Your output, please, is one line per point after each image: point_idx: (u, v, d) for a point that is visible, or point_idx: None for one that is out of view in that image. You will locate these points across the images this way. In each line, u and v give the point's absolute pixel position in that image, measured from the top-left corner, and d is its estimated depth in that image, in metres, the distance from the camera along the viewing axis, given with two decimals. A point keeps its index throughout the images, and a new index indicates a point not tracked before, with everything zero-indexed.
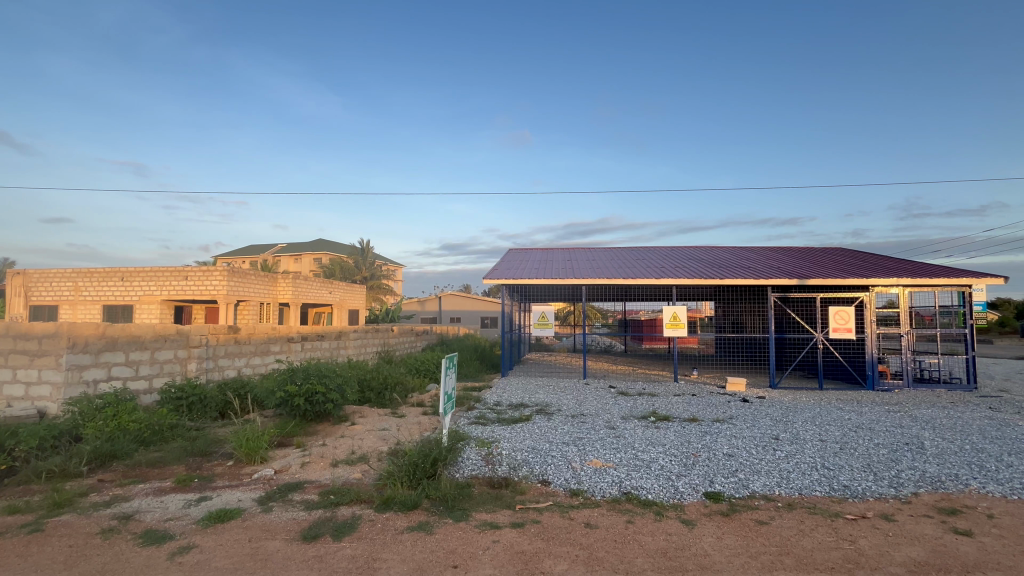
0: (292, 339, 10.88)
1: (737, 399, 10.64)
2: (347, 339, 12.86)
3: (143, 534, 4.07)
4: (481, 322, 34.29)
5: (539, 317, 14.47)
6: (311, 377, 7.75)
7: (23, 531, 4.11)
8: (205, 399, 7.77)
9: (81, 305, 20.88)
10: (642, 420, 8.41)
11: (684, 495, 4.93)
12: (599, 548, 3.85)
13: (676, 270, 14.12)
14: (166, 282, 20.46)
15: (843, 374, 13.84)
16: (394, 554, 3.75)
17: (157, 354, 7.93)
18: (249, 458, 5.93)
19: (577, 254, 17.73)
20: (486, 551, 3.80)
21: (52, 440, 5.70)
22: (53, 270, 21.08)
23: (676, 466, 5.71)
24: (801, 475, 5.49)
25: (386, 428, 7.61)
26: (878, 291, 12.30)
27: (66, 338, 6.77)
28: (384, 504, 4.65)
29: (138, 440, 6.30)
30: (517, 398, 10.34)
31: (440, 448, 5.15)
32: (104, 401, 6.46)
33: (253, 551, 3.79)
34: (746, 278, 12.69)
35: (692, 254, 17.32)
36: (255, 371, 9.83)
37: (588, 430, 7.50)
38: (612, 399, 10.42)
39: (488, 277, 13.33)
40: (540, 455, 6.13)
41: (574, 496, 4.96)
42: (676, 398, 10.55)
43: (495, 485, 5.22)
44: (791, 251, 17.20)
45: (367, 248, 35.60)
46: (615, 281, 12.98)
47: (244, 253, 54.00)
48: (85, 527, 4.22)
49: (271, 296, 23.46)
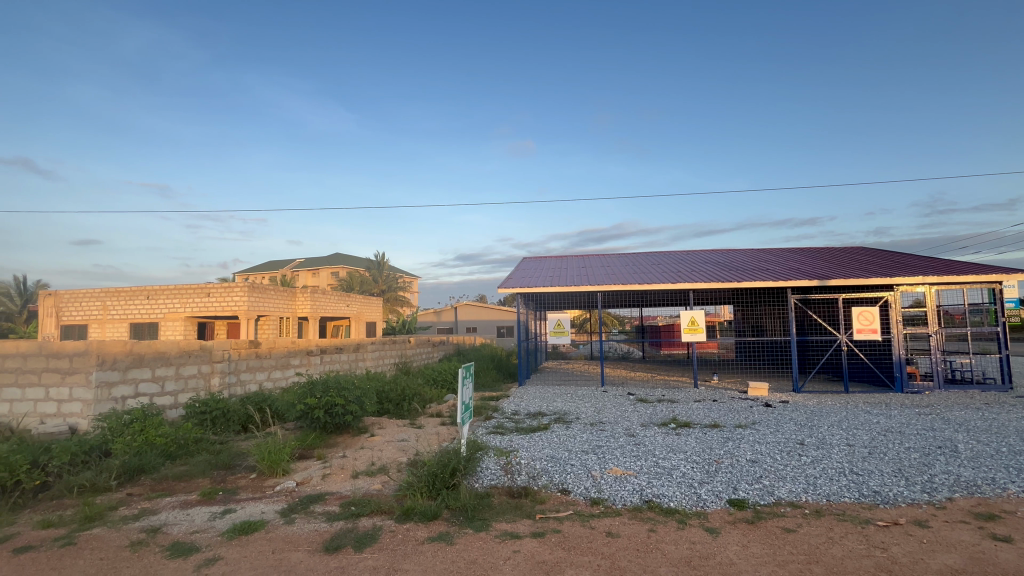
0: (311, 352, 11.07)
1: (760, 404, 10.40)
2: (365, 351, 13.02)
3: (170, 547, 4.14)
4: (496, 331, 34.36)
5: (554, 325, 14.07)
6: (329, 391, 7.85)
7: (57, 544, 4.23)
8: (228, 413, 7.91)
9: (108, 324, 21.48)
10: (662, 427, 8.29)
11: (707, 503, 4.82)
12: (621, 558, 3.80)
13: (692, 273, 13.96)
14: (189, 299, 21.00)
15: (869, 376, 13.46)
16: (416, 565, 3.75)
17: (182, 369, 8.12)
18: (272, 470, 6.02)
19: (592, 261, 17.65)
20: (507, 562, 3.77)
21: (83, 456, 5.86)
22: (84, 291, 21.82)
23: (698, 473, 5.63)
24: (828, 481, 5.34)
25: (404, 438, 7.67)
26: (904, 289, 11.97)
27: (96, 355, 6.98)
28: (404, 514, 4.66)
29: (164, 454, 6.44)
30: (535, 406, 10.34)
31: (459, 458, 5.17)
32: (132, 416, 6.62)
33: (277, 563, 3.82)
34: (764, 281, 12.47)
35: (708, 258, 17.09)
36: (275, 385, 9.99)
37: (607, 438, 7.40)
38: (631, 406, 10.26)
39: (502, 286, 13.43)
40: (559, 463, 6.09)
41: (595, 505, 4.90)
42: (696, 405, 10.35)
43: (515, 495, 5.18)
44: (810, 252, 16.87)
45: (382, 261, 36.16)
46: (629, 286, 12.88)
47: (262, 268, 55.03)
48: (115, 540, 4.32)
49: (291, 310, 23.92)
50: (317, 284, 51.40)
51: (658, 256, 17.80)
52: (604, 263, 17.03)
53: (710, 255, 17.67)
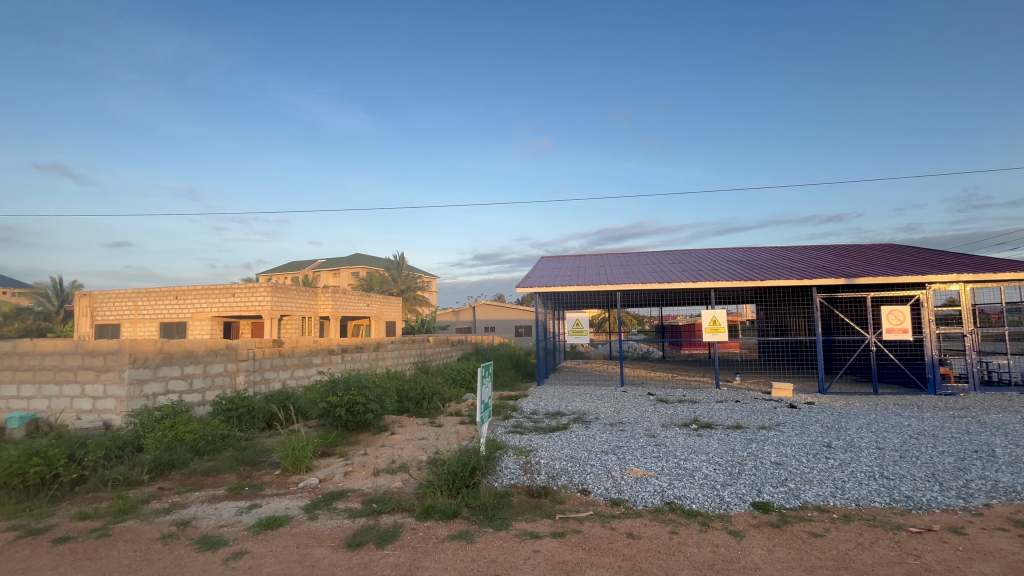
0: (333, 351, 11.26)
1: (784, 405, 10.16)
2: (385, 350, 13.18)
3: (199, 541, 4.26)
4: (514, 330, 34.40)
5: (573, 324, 13.99)
6: (351, 389, 7.96)
7: (93, 535, 4.39)
8: (253, 410, 8.10)
9: (140, 323, 22.21)
10: (684, 428, 8.18)
11: (730, 506, 4.74)
12: (643, 559, 3.76)
13: (714, 272, 13.72)
14: (216, 299, 21.56)
15: (899, 377, 13.05)
16: (436, 563, 3.78)
17: (209, 367, 8.35)
18: (295, 466, 6.14)
19: (611, 260, 17.52)
20: (527, 561, 3.77)
21: (117, 451, 6.06)
22: (116, 291, 22.61)
23: (721, 475, 5.54)
24: (857, 485, 5.19)
25: (424, 437, 7.74)
26: (937, 288, 11.56)
27: (128, 354, 7.22)
28: (424, 512, 4.70)
29: (193, 450, 6.63)
30: (554, 406, 10.32)
31: (478, 457, 5.19)
32: (162, 412, 6.84)
33: (301, 557, 3.90)
34: (789, 279, 12.19)
35: (729, 256, 16.78)
36: (298, 383, 10.19)
37: (627, 439, 7.34)
38: (652, 406, 10.15)
39: (520, 285, 13.41)
40: (578, 463, 6.06)
41: (615, 506, 4.86)
42: (718, 406, 10.19)
43: (535, 494, 5.18)
44: (836, 250, 16.43)
45: (401, 261, 36.51)
46: (649, 285, 12.73)
47: (285, 269, 56.15)
48: (148, 532, 4.46)
49: (312, 309, 24.36)
50: (338, 284, 52.23)
51: (678, 255, 17.56)
52: (623, 262, 16.87)
53: (732, 253, 17.35)
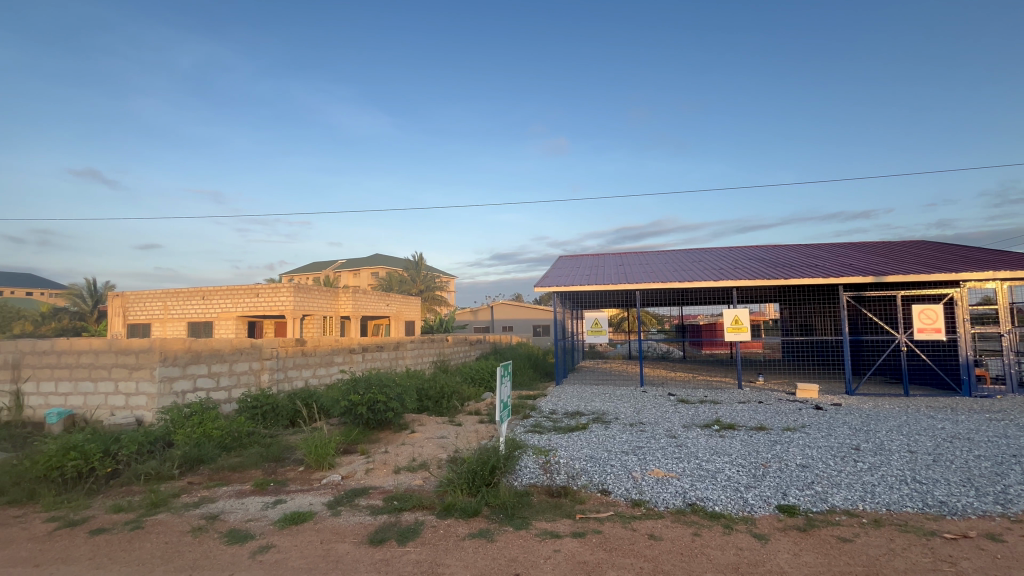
0: (354, 350, 11.43)
1: (810, 406, 9.92)
2: (404, 349, 13.31)
3: (228, 534, 4.37)
4: (532, 330, 34.39)
5: (592, 324, 13.91)
6: (372, 388, 8.07)
7: (127, 527, 4.55)
8: (277, 408, 8.28)
9: (169, 323, 22.90)
10: (705, 429, 8.06)
11: (755, 509, 4.65)
12: (665, 561, 3.72)
13: (736, 270, 13.47)
14: (241, 299, 22.08)
15: (931, 378, 12.62)
16: (457, 561, 3.80)
17: (235, 366, 8.56)
18: (318, 463, 6.25)
19: (629, 259, 17.34)
20: (547, 561, 3.77)
21: (149, 446, 6.26)
22: (147, 291, 23.35)
23: (744, 476, 5.44)
24: (887, 489, 5.04)
25: (444, 435, 7.80)
26: (971, 286, 11.14)
27: (159, 352, 7.46)
28: (445, 510, 4.74)
29: (220, 446, 6.81)
30: (573, 405, 10.28)
31: (498, 456, 5.20)
32: (191, 409, 7.04)
33: (325, 553, 3.97)
34: (814, 277, 11.89)
35: (752, 254, 16.46)
36: (320, 381, 10.37)
37: (648, 439, 7.26)
38: (672, 407, 10.03)
39: (538, 285, 13.39)
40: (598, 463, 6.03)
41: (636, 507, 4.82)
42: (741, 407, 10.00)
43: (555, 494, 5.17)
44: (864, 247, 15.96)
45: (420, 261, 36.81)
46: (669, 284, 12.56)
47: (306, 270, 57.18)
48: (178, 525, 4.60)
49: (334, 309, 24.75)
50: (358, 284, 52.99)
51: (699, 253, 17.28)
52: (642, 261, 16.68)
53: (754, 251, 17.01)
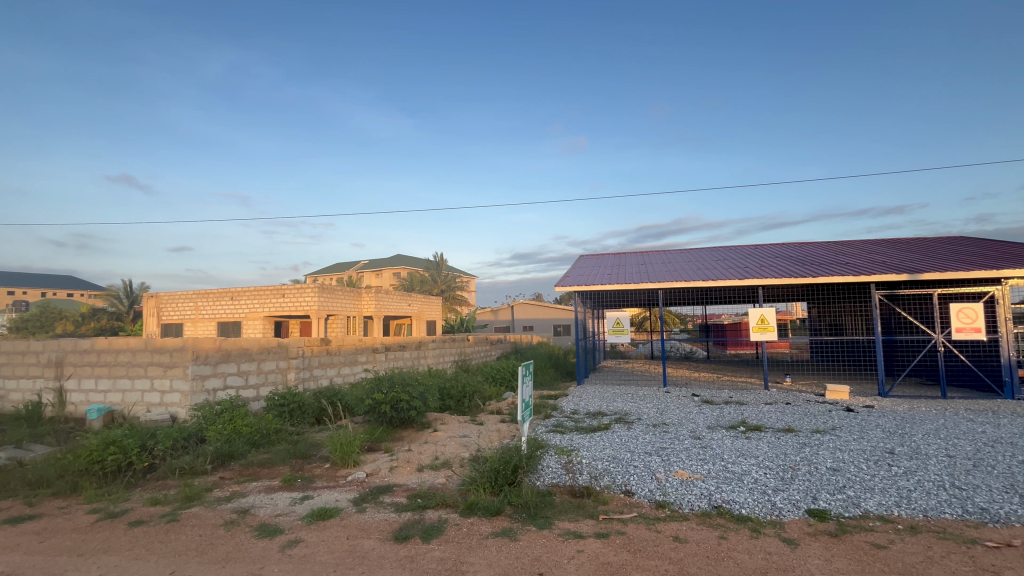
0: (377, 349, 11.60)
1: (840, 408, 9.63)
2: (426, 349, 13.44)
3: (258, 528, 4.50)
4: (552, 330, 34.32)
5: (613, 323, 13.79)
6: (395, 386, 8.20)
7: (164, 519, 4.72)
8: (304, 406, 8.46)
9: (200, 323, 23.65)
10: (731, 430, 7.91)
11: (783, 512, 4.55)
12: (691, 564, 3.67)
13: (762, 269, 13.16)
14: (267, 299, 22.64)
15: (970, 380, 12.11)
16: (481, 559, 3.82)
17: (262, 364, 8.79)
18: (344, 461, 6.37)
19: (651, 258, 17.13)
20: (571, 560, 3.76)
21: (183, 441, 6.49)
22: (179, 293, 24.16)
23: (772, 479, 5.32)
24: (924, 494, 4.86)
25: (466, 434, 7.85)
26: (1014, 283, 10.65)
27: (191, 351, 7.71)
28: (468, 508, 4.78)
29: (250, 442, 7.00)
30: (595, 406, 10.22)
31: (520, 455, 5.21)
32: (222, 407, 7.26)
33: (352, 548, 4.06)
34: (844, 275, 11.54)
35: (779, 252, 16.06)
36: (345, 380, 10.56)
37: (671, 440, 7.16)
38: (696, 408, 9.87)
39: (559, 284, 13.35)
40: (621, 464, 5.98)
41: (660, 509, 4.76)
42: (768, 408, 9.77)
43: (577, 494, 5.15)
44: (897, 244, 15.40)
45: (441, 261, 37.11)
46: (692, 283, 12.36)
47: (330, 270, 58.26)
48: (211, 518, 4.76)
49: (357, 309, 25.16)
50: (380, 285, 53.74)
51: (723, 251, 16.95)
52: (665, 259, 16.45)
53: (781, 249, 16.58)
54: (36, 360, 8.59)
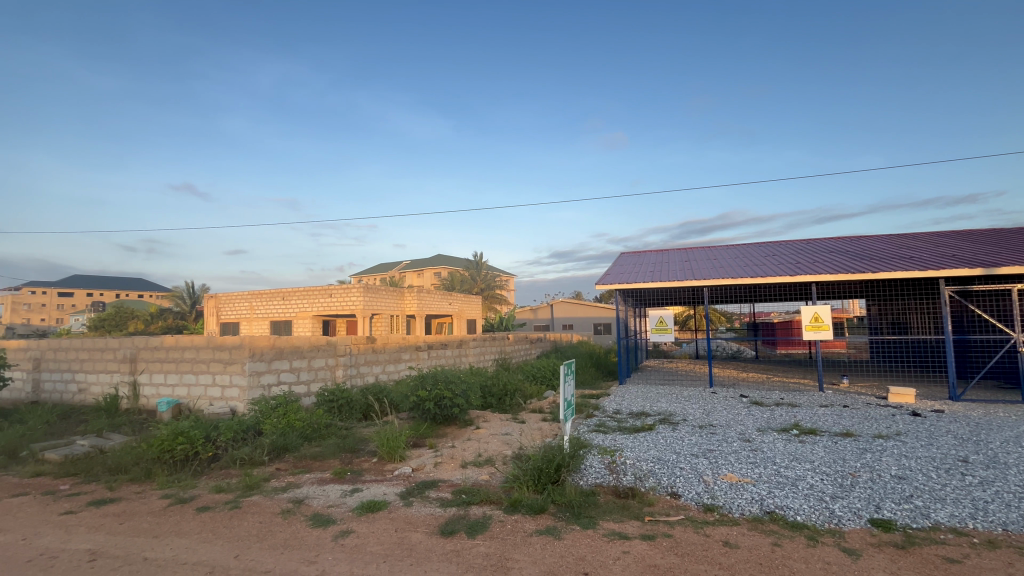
0: (420, 348, 11.85)
1: (906, 412, 9.01)
2: (467, 347, 13.63)
3: (312, 518, 4.71)
4: (593, 329, 33.96)
5: (656, 322, 13.48)
6: (438, 384, 8.37)
7: (227, 506, 5.04)
8: (352, 402, 8.77)
9: (255, 321, 24.96)
10: (783, 433, 7.57)
11: (843, 521, 4.32)
12: (742, 571, 3.55)
13: (816, 264, 12.49)
14: (316, 299, 23.59)
15: None
16: (526, 556, 3.85)
17: (313, 361, 9.17)
18: (390, 456, 6.57)
19: (695, 254, 16.62)
20: (617, 561, 3.72)
21: (242, 433, 6.88)
22: (235, 293, 25.58)
23: (830, 486, 5.06)
24: (1003, 507, 4.49)
25: (508, 432, 7.92)
26: None
27: (248, 348, 8.16)
28: (512, 506, 4.81)
29: (303, 436, 7.34)
30: (638, 406, 10.03)
31: (563, 454, 5.20)
32: (277, 402, 7.65)
33: (400, 540, 4.18)
34: (908, 270, 10.79)
35: (834, 246, 15.20)
36: (389, 377, 10.86)
37: (719, 442, 6.94)
38: (745, 410, 9.50)
39: (600, 282, 13.18)
40: (667, 466, 5.85)
41: (708, 512, 4.63)
42: (824, 411, 9.29)
43: (622, 495, 5.08)
44: (969, 236, 14.25)
45: (480, 261, 37.48)
46: (739, 279, 11.90)
47: (374, 270, 60.01)
48: (270, 507, 5.03)
49: (400, 308, 25.81)
50: (421, 285, 54.90)
51: (773, 246, 16.21)
52: (710, 255, 15.93)
53: (837, 243, 15.70)
54: (112, 356, 9.33)
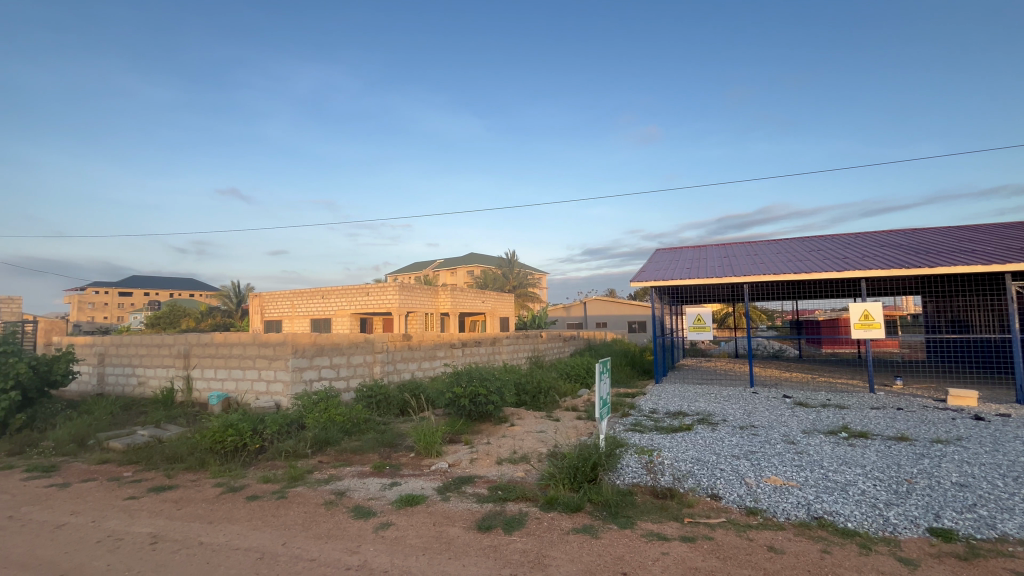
0: (454, 345, 12.00)
1: (967, 416, 8.45)
2: (501, 345, 13.70)
3: (354, 509, 4.85)
4: (627, 326, 33.49)
5: (693, 320, 13.14)
6: (473, 381, 8.45)
7: (274, 496, 5.26)
8: (389, 398, 8.98)
9: (297, 319, 25.90)
10: (831, 436, 7.24)
11: (898, 530, 4.09)
12: None
13: (865, 259, 11.87)
14: (354, 297, 24.26)
15: None
16: (563, 554, 3.84)
17: (352, 358, 9.44)
18: (427, 451, 6.70)
19: (734, 250, 16.11)
20: (656, 563, 3.66)
21: (287, 426, 7.16)
22: (278, 292, 26.62)
23: (884, 492, 4.80)
24: None
25: (543, 430, 7.92)
26: None
27: (291, 345, 8.48)
28: (548, 503, 4.81)
29: (343, 430, 7.57)
30: (675, 405, 9.82)
31: (600, 453, 5.15)
32: (318, 397, 7.92)
33: (438, 534, 4.25)
34: (968, 264, 10.10)
35: (885, 240, 14.41)
36: (425, 374, 11.05)
37: (762, 444, 6.70)
38: (789, 411, 9.14)
39: (634, 279, 12.97)
40: (707, 467, 5.71)
41: (752, 516, 4.49)
42: (875, 413, 8.81)
43: (660, 495, 4.99)
44: None
45: (513, 259, 37.58)
46: (781, 275, 11.46)
47: (409, 269, 61.13)
48: (313, 498, 5.21)
49: (434, 306, 26.21)
50: (455, 283, 55.56)
51: (817, 241, 15.52)
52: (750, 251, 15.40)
53: (888, 237, 14.87)
54: (168, 352, 9.89)
